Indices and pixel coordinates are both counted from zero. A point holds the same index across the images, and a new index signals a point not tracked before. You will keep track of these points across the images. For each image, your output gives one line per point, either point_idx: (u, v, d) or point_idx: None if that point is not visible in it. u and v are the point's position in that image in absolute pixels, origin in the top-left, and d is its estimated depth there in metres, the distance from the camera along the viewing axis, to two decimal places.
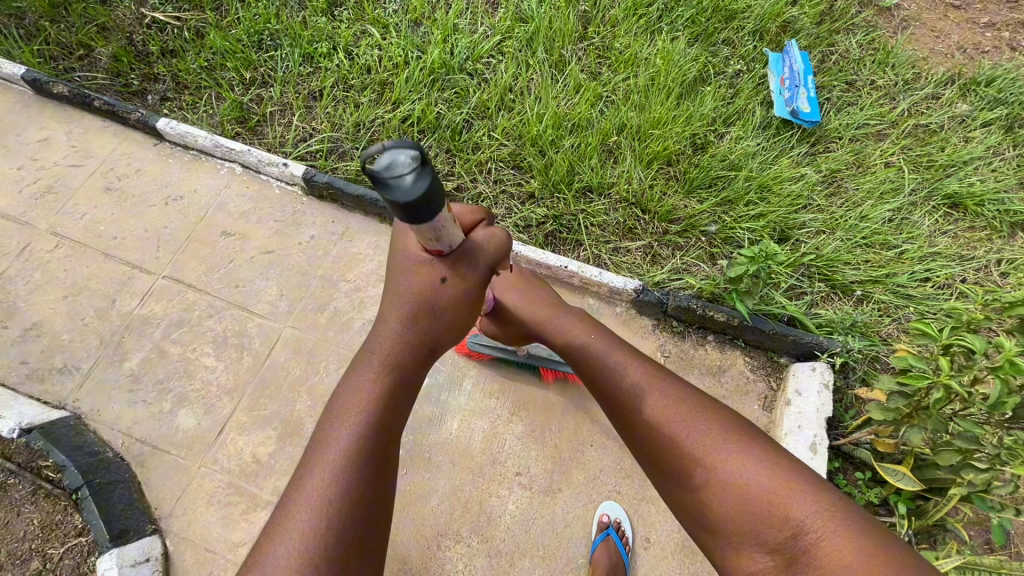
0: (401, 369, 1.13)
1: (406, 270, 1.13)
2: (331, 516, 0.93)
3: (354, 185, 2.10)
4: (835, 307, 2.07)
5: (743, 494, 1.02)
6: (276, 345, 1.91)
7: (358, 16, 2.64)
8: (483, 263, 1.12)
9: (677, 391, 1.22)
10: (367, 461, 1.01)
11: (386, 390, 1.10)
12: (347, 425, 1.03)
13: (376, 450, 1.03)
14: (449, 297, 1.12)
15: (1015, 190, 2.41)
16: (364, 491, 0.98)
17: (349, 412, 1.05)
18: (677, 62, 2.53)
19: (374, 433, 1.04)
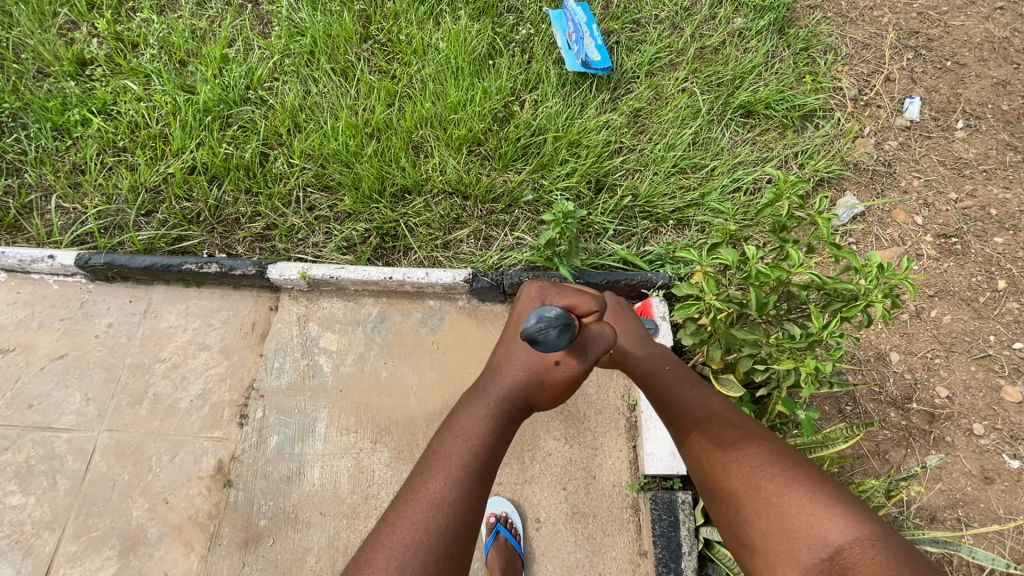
0: (509, 405, 1.14)
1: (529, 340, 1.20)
2: (440, 524, 0.90)
3: (139, 256, 1.90)
4: (662, 240, 2.15)
5: (771, 506, 0.95)
6: (93, 456, 1.70)
7: (114, 71, 2.39)
8: (594, 353, 1.13)
9: (733, 420, 1.15)
10: (477, 482, 0.98)
11: (494, 418, 1.10)
12: (462, 437, 1.04)
13: (488, 471, 1.01)
14: (561, 378, 1.15)
15: (796, 86, 2.59)
16: (469, 504, 0.95)
17: (464, 428, 1.06)
18: (465, 40, 2.48)
19: (481, 455, 1.02)
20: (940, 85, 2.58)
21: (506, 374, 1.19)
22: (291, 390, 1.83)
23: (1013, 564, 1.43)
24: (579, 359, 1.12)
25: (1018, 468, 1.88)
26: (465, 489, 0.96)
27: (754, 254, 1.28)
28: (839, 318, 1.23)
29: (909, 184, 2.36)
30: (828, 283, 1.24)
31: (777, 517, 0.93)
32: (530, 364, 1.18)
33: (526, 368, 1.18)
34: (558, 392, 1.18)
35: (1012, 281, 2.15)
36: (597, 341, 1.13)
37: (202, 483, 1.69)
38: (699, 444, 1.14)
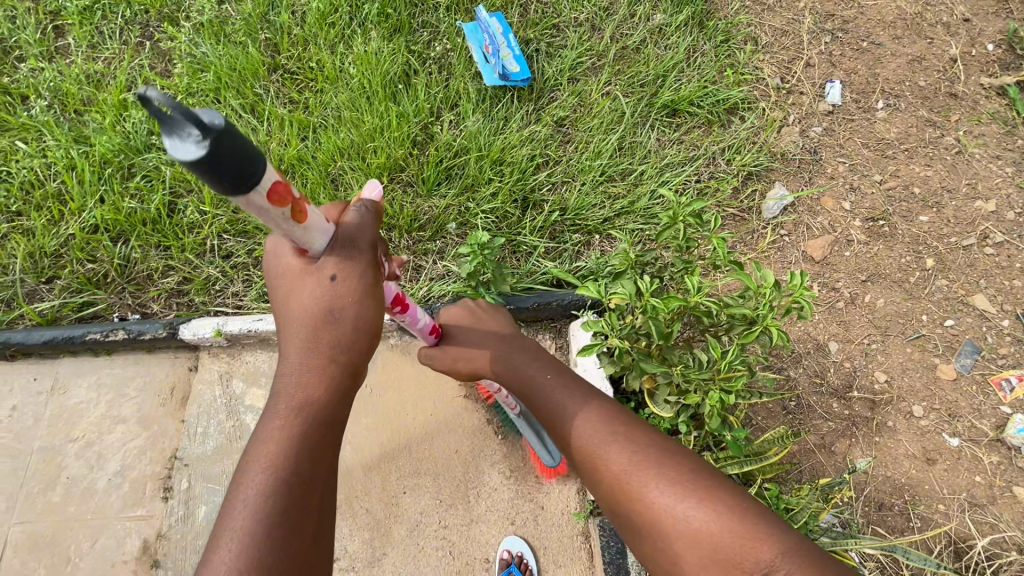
0: (313, 408, 0.99)
1: (293, 284, 1.00)
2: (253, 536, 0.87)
3: (37, 331, 1.79)
4: (593, 253, 2.13)
5: (673, 527, 0.94)
6: (5, 553, 1.60)
7: (5, 128, 2.24)
8: (362, 243, 0.99)
9: (627, 438, 1.08)
10: (274, 530, 0.89)
11: (289, 441, 0.96)
12: (251, 485, 0.91)
13: (287, 512, 0.91)
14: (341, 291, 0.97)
15: (720, 79, 2.57)
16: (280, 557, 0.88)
17: (252, 468, 0.93)
18: (378, 62, 2.38)
19: (281, 490, 0.91)
20: (859, 67, 2.58)
21: (291, 363, 1.01)
22: (217, 455, 1.73)
23: (941, 564, 1.53)
24: (351, 258, 0.97)
25: (958, 445, 1.90)
26: (264, 546, 0.87)
27: (650, 287, 1.29)
28: (738, 345, 1.25)
29: (835, 169, 2.37)
30: (725, 309, 1.26)
31: (693, 539, 0.91)
32: (309, 314, 0.99)
33: (306, 324, 0.99)
34: (362, 321, 1.00)
35: (939, 258, 2.18)
36: (360, 230, 0.98)
37: (126, 568, 1.59)
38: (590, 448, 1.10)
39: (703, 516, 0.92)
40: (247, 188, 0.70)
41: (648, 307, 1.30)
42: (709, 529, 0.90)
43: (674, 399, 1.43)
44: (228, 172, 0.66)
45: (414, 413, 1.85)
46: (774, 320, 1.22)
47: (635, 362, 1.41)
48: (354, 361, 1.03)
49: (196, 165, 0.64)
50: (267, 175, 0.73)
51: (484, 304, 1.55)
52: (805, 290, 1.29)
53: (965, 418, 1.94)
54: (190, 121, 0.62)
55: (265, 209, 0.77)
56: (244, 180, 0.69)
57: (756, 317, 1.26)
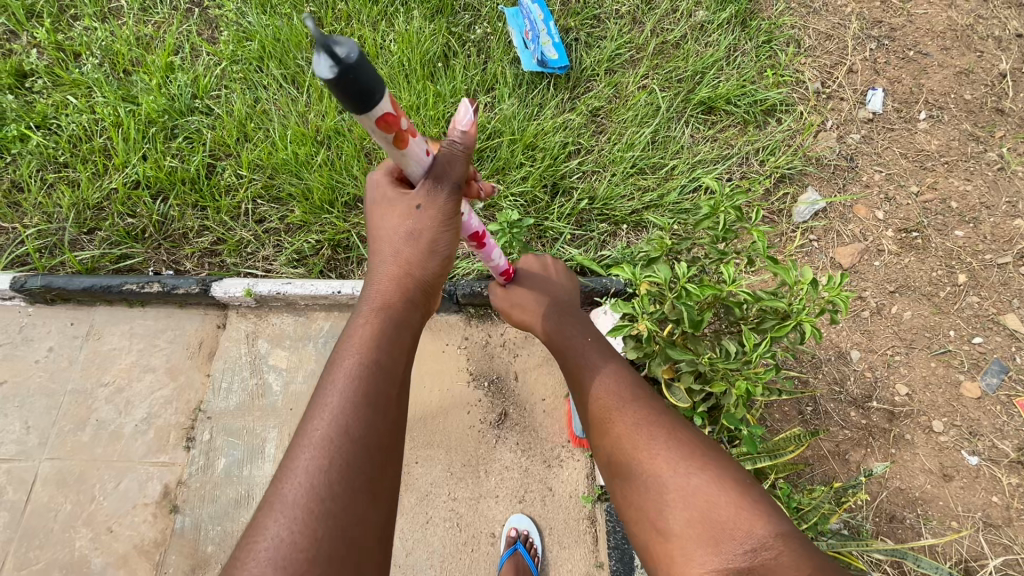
0: (391, 309, 1.10)
1: (387, 209, 1.16)
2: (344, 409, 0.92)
3: (78, 278, 1.85)
4: (618, 244, 2.14)
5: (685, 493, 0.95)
6: (35, 486, 1.67)
7: (56, 83, 2.31)
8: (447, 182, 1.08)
9: (647, 405, 1.13)
10: (363, 406, 0.92)
11: (375, 334, 1.04)
12: (342, 369, 0.96)
13: (372, 397, 0.94)
14: (423, 222, 1.10)
15: (759, 80, 2.54)
16: (365, 437, 0.90)
17: (345, 354, 1.00)
18: (418, 41, 2.40)
19: (368, 373, 0.97)
20: (903, 76, 2.53)
21: (381, 269, 1.14)
22: (239, 410, 1.78)
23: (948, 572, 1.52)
24: (435, 192, 1.08)
25: (977, 464, 1.87)
26: (356, 420, 0.90)
27: (684, 273, 1.28)
28: (770, 338, 1.24)
29: (871, 178, 2.33)
30: (760, 301, 1.25)
31: (697, 507, 0.92)
32: (394, 229, 1.13)
33: (391, 241, 1.14)
34: (436, 245, 1.13)
35: (972, 274, 2.14)
36: (454, 165, 1.06)
37: (147, 510, 1.65)
38: (609, 403, 1.15)
39: (715, 487, 0.94)
40: (367, 108, 0.84)
41: (679, 292, 1.29)
42: (717, 501, 0.92)
43: (697, 387, 1.42)
44: (353, 95, 0.80)
45: (432, 387, 1.88)
46: (809, 316, 1.21)
47: (661, 348, 1.40)
48: (427, 279, 1.17)
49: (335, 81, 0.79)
50: (385, 101, 0.85)
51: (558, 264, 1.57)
52: (843, 292, 1.27)
53: (986, 437, 1.91)
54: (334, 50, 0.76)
55: (375, 130, 0.89)
56: (365, 102, 0.82)
57: (790, 312, 1.25)
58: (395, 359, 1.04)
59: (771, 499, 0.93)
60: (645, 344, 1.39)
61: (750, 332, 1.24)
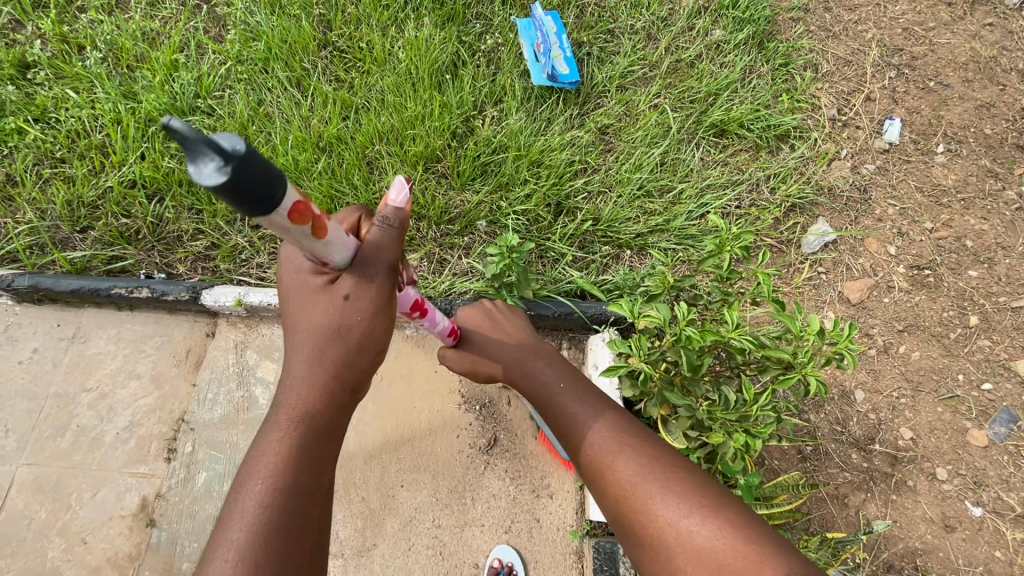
0: (314, 419, 1.00)
1: (309, 301, 1.04)
2: (269, 506, 0.90)
3: (67, 279, 1.82)
4: (621, 268, 2.09)
5: (691, 551, 0.90)
6: (10, 492, 1.64)
7: (59, 76, 2.28)
8: (382, 264, 1.02)
9: (635, 457, 1.06)
10: (276, 539, 0.88)
11: (293, 442, 0.97)
12: (263, 471, 0.93)
13: (293, 499, 0.92)
14: (348, 312, 1.01)
15: (774, 104, 2.48)
16: (272, 572, 0.86)
17: (271, 449, 0.96)
18: (428, 49, 2.35)
19: (282, 503, 0.91)
20: (922, 107, 2.47)
21: (297, 368, 1.03)
22: (223, 423, 1.74)
23: None
24: (369, 281, 1.01)
25: (981, 516, 1.81)
26: (272, 555, 0.87)
27: (685, 315, 1.24)
28: (773, 390, 1.19)
29: (884, 211, 2.27)
30: (763, 349, 1.20)
31: (691, 556, 0.89)
32: (310, 330, 1.02)
33: (313, 341, 1.02)
34: (366, 341, 1.03)
35: (984, 317, 2.07)
36: (386, 247, 1.02)
37: (124, 523, 1.61)
38: (595, 464, 1.09)
39: (718, 540, 0.88)
40: (268, 208, 0.71)
41: (680, 336, 1.24)
42: (711, 547, 0.88)
43: (694, 433, 1.37)
44: (251, 197, 0.67)
45: (421, 408, 1.83)
46: (814, 369, 1.16)
47: (658, 390, 1.36)
48: (356, 379, 1.06)
49: (221, 192, 0.64)
50: (288, 196, 0.73)
51: (501, 306, 1.60)
52: (852, 343, 1.21)
53: (992, 488, 1.84)
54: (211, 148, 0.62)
55: (286, 228, 0.78)
56: (269, 197, 0.69)
57: (795, 363, 1.20)
58: (319, 474, 0.98)
59: (769, 532, 0.89)
60: (641, 385, 1.34)
61: (752, 383, 1.20)
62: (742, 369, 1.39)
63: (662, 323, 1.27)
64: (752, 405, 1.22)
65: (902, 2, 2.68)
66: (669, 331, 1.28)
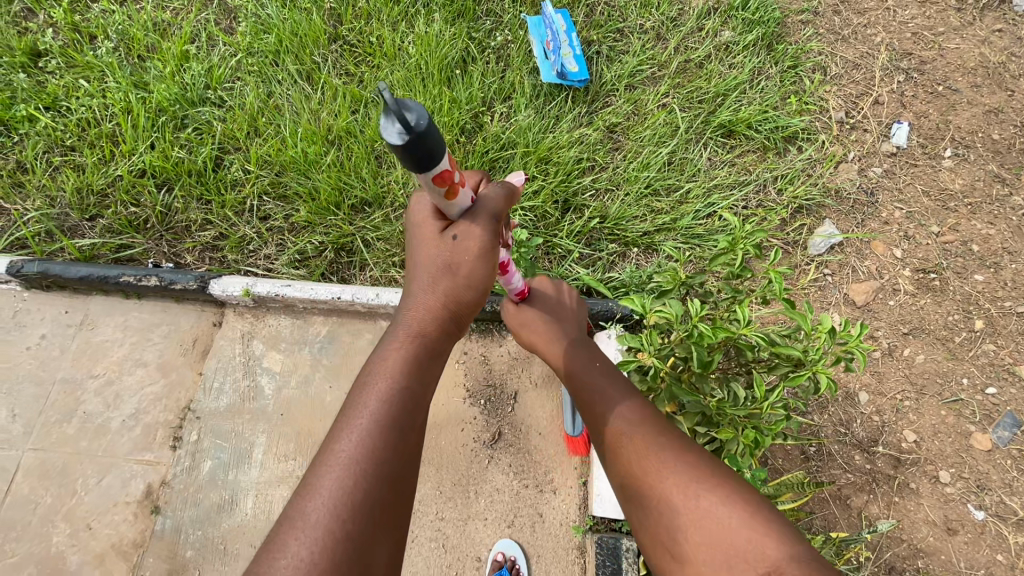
0: (427, 337, 1.04)
1: (421, 232, 1.07)
2: (380, 426, 0.88)
3: (75, 266, 1.82)
4: (627, 266, 2.09)
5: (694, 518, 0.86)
6: (16, 476, 1.64)
7: (70, 64, 2.29)
8: (487, 217, 1.02)
9: (659, 426, 1.04)
10: (396, 430, 0.90)
11: (407, 362, 0.99)
12: (375, 391, 0.93)
13: (403, 421, 0.91)
14: (458, 253, 1.02)
15: (782, 105, 2.48)
16: (391, 454, 0.87)
17: (380, 375, 0.96)
18: (438, 45, 2.35)
19: (389, 427, 0.89)
20: (930, 111, 2.47)
21: (417, 296, 1.06)
22: (229, 412, 1.75)
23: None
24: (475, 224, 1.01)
25: (983, 519, 1.81)
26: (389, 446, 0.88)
27: (697, 311, 1.24)
28: (784, 387, 1.19)
29: (890, 214, 2.27)
30: (774, 347, 1.20)
31: (710, 531, 0.84)
32: (425, 257, 1.05)
33: (426, 268, 1.05)
34: (475, 278, 1.04)
35: (989, 321, 2.07)
36: (490, 204, 1.03)
37: (129, 509, 1.62)
38: (613, 424, 1.08)
39: (721, 507, 0.85)
40: (427, 168, 0.81)
41: (692, 332, 1.24)
42: (731, 525, 0.83)
43: (702, 430, 1.37)
44: (419, 158, 0.77)
45: None
46: (826, 367, 1.16)
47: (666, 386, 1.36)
48: (463, 311, 1.08)
49: (397, 150, 0.75)
50: (443, 161, 0.83)
51: (574, 295, 1.53)
52: (863, 342, 1.22)
53: (994, 491, 1.84)
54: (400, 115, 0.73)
55: (428, 185, 0.87)
56: (430, 162, 0.79)
57: (806, 361, 1.20)
58: (427, 386, 1.00)
59: (794, 522, 0.84)
60: (650, 380, 1.35)
61: (762, 380, 1.20)
62: (751, 367, 1.39)
63: (674, 319, 1.27)
64: (762, 403, 1.22)
65: (911, 7, 2.68)
66: (681, 327, 1.28)
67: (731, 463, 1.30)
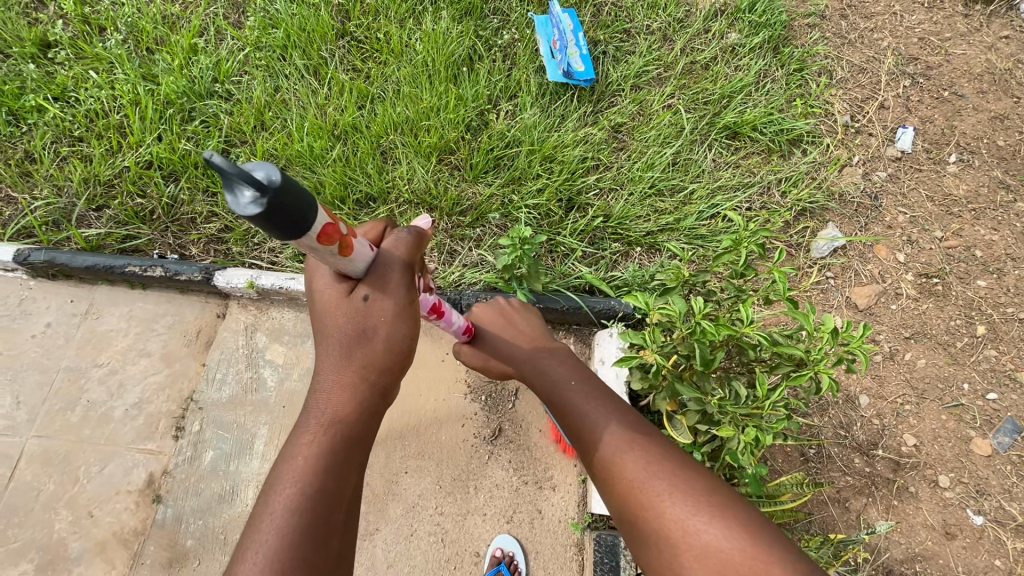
0: (342, 421, 0.96)
1: (326, 300, 1.00)
2: (290, 537, 0.83)
3: (81, 255, 1.83)
4: (630, 265, 2.10)
5: (699, 551, 0.89)
6: (19, 463, 1.65)
7: (79, 56, 2.30)
8: (395, 275, 1.00)
9: (647, 451, 1.05)
10: (308, 535, 0.85)
11: (320, 451, 0.92)
12: (280, 498, 0.86)
13: (314, 523, 0.86)
14: (371, 318, 0.99)
15: (787, 108, 2.48)
16: (310, 570, 0.83)
17: (285, 476, 0.89)
18: (445, 42, 2.36)
19: (300, 534, 0.84)
20: (935, 116, 2.47)
21: (327, 374, 0.98)
22: (231, 403, 1.76)
23: None
24: (383, 287, 0.99)
25: (982, 524, 1.81)
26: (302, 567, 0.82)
27: (701, 309, 1.24)
28: (786, 385, 1.19)
29: (894, 219, 2.27)
30: (777, 345, 1.20)
31: (702, 553, 0.88)
32: (341, 323, 0.98)
33: (339, 337, 0.98)
34: (394, 342, 1.00)
35: (991, 327, 2.07)
36: (393, 257, 1.01)
37: (130, 498, 1.63)
38: (606, 457, 1.08)
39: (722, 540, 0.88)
40: (300, 232, 0.75)
41: (695, 329, 1.25)
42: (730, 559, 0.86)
43: (703, 427, 1.38)
44: (285, 222, 0.70)
45: (427, 396, 1.84)
46: (828, 366, 1.17)
47: (668, 383, 1.37)
48: (383, 379, 1.02)
49: (256, 220, 0.68)
50: (318, 220, 0.77)
51: (516, 305, 1.61)
52: (865, 343, 1.22)
53: (994, 497, 1.84)
54: (250, 179, 0.65)
55: (316, 247, 0.82)
56: (300, 224, 0.73)
57: (809, 360, 1.20)
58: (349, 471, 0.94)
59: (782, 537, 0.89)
60: (653, 377, 1.36)
61: (765, 378, 1.21)
62: (753, 365, 1.40)
63: (677, 316, 1.28)
64: (764, 401, 1.23)
65: (918, 12, 2.69)
66: (684, 325, 1.29)
67: (732, 460, 1.31)
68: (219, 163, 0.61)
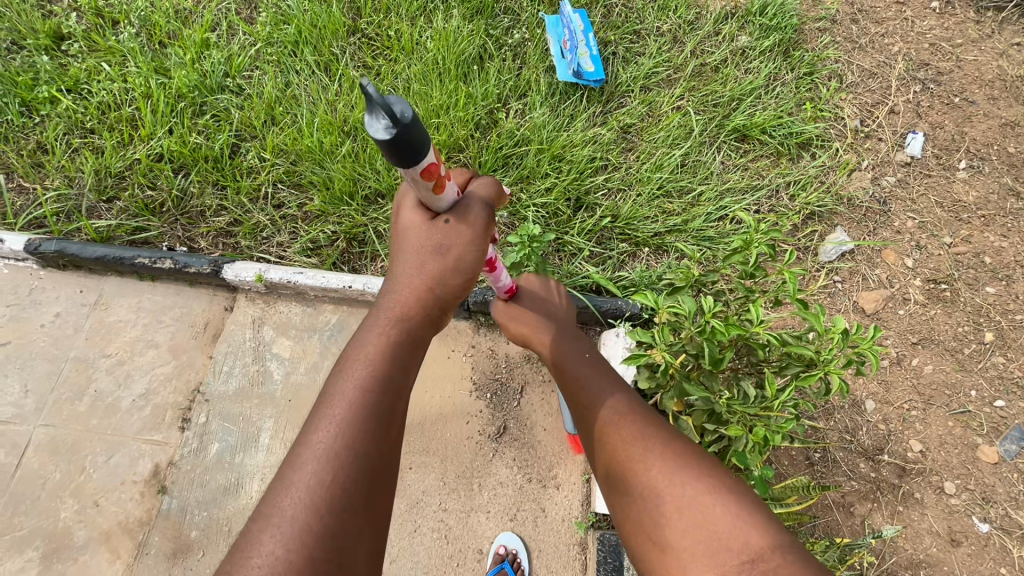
0: (405, 322, 1.02)
1: (409, 225, 1.07)
2: (357, 415, 0.87)
3: (92, 246, 1.84)
4: (637, 265, 2.10)
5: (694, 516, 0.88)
6: (27, 451, 1.66)
7: (92, 49, 2.31)
8: (476, 207, 1.04)
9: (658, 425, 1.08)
10: (368, 421, 0.88)
11: (386, 345, 0.97)
12: (348, 381, 0.91)
13: (381, 407, 0.90)
14: (445, 245, 1.03)
15: (797, 112, 2.48)
16: (367, 459, 0.84)
17: (353, 364, 0.94)
18: (455, 40, 2.37)
19: (365, 412, 0.88)
20: (945, 122, 2.46)
21: (400, 282, 1.05)
22: (237, 396, 1.76)
23: None
24: (465, 215, 1.03)
25: (987, 532, 1.80)
26: (359, 446, 0.85)
27: (711, 308, 1.24)
28: (796, 386, 1.19)
29: (903, 224, 2.27)
30: (786, 346, 1.20)
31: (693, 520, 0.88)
32: (416, 242, 1.05)
33: (416, 250, 1.04)
34: (462, 266, 1.04)
35: (1000, 334, 2.06)
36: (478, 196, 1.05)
37: (136, 488, 1.63)
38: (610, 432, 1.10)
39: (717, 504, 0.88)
40: (414, 164, 0.82)
41: (705, 328, 1.25)
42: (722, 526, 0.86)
43: (710, 428, 1.37)
44: (404, 152, 0.78)
45: (432, 392, 1.85)
46: (838, 368, 1.16)
47: (676, 382, 1.36)
48: (446, 298, 1.07)
49: (383, 145, 0.76)
50: (430, 156, 0.84)
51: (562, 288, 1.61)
52: (876, 345, 1.21)
53: (1000, 505, 1.83)
54: (387, 109, 0.73)
55: (417, 180, 0.88)
56: (415, 157, 0.80)
57: (819, 362, 1.20)
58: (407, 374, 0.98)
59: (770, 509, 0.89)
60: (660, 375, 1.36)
61: (774, 378, 1.20)
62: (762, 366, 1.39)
63: (686, 315, 1.28)
64: (772, 402, 1.23)
65: (929, 18, 2.68)
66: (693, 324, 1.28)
67: (738, 460, 1.30)
68: (370, 92, 0.71)
